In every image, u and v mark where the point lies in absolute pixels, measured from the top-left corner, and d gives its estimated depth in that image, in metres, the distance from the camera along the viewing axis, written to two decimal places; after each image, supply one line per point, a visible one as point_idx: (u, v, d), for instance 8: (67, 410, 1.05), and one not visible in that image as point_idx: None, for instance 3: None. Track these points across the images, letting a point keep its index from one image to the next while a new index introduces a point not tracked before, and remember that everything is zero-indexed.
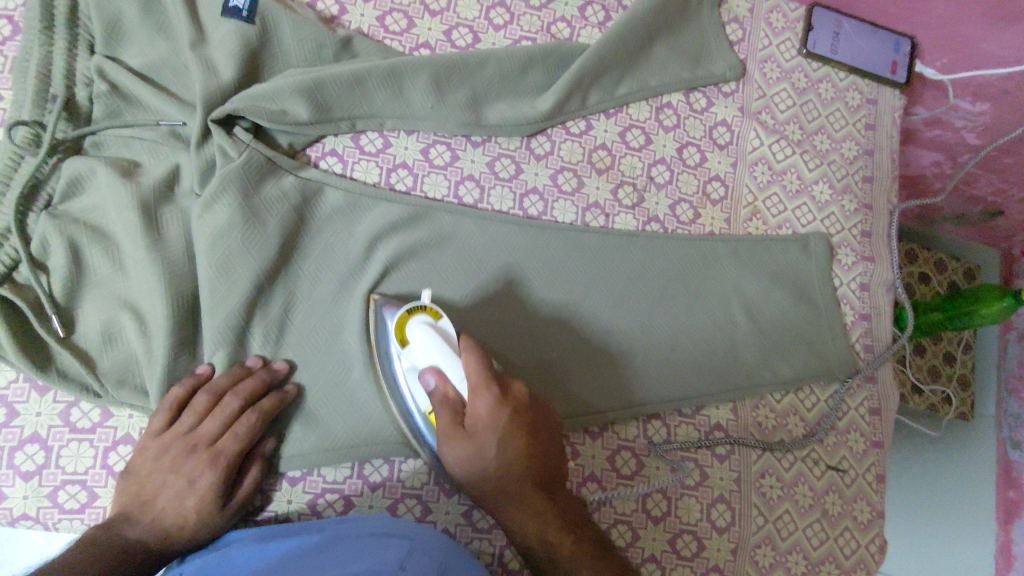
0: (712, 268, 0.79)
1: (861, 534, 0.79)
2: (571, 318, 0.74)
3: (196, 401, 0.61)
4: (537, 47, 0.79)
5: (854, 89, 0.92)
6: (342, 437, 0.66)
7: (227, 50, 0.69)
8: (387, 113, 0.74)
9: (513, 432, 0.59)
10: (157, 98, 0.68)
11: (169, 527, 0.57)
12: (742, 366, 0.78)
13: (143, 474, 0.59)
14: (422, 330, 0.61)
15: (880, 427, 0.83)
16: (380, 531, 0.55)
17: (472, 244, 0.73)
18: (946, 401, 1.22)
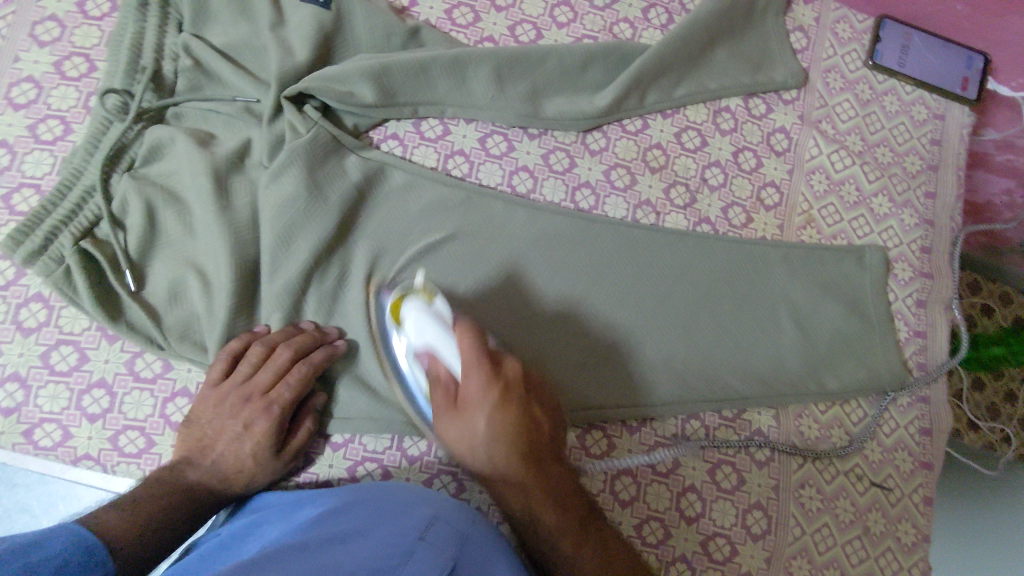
0: (760, 273, 0.79)
1: (906, 557, 0.76)
2: (609, 310, 0.74)
3: (250, 352, 0.65)
4: (598, 45, 0.80)
5: (920, 103, 0.90)
6: (382, 405, 0.68)
7: (303, 33, 0.73)
8: (448, 101, 0.76)
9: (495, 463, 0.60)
10: (235, 74, 0.72)
11: (227, 470, 0.62)
12: (786, 375, 0.76)
13: (203, 421, 0.63)
14: (415, 310, 0.63)
15: (932, 449, 0.80)
16: (398, 498, 0.56)
17: (520, 234, 0.75)
18: (1004, 440, 1.31)
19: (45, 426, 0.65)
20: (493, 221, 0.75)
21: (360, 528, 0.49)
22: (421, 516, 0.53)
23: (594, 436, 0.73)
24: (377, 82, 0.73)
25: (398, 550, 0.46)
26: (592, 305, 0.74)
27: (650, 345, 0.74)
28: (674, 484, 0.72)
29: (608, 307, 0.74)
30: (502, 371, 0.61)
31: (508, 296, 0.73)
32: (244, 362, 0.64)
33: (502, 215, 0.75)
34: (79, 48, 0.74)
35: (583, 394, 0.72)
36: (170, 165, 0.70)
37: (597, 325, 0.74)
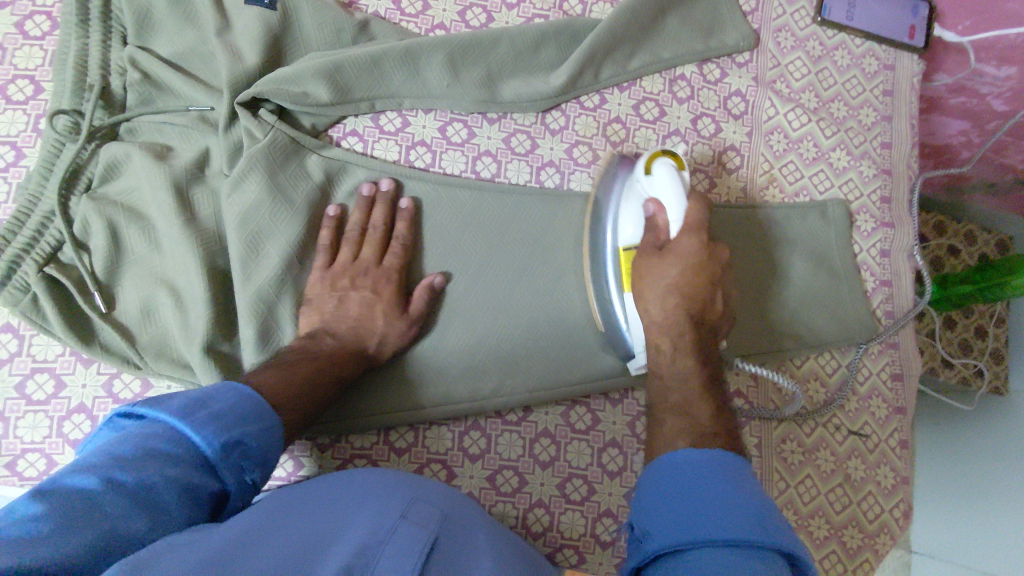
0: (729, 233, 0.80)
1: (884, 499, 0.79)
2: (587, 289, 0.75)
3: (365, 254, 0.69)
4: (550, 24, 0.80)
5: (871, 55, 0.92)
6: (367, 411, 0.69)
7: (251, 36, 0.72)
8: (404, 93, 0.76)
9: (677, 304, 0.63)
10: (184, 85, 0.71)
11: (359, 332, 0.66)
12: (768, 328, 0.79)
13: (321, 301, 0.67)
14: (663, 168, 0.65)
15: (904, 393, 0.83)
16: (392, 482, 0.56)
17: (491, 217, 0.75)
18: (978, 375, 1.35)
19: (29, 456, 0.64)
20: (463, 211, 0.75)
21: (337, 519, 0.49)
22: (401, 500, 0.52)
23: (577, 412, 0.74)
24: (332, 78, 0.73)
25: (377, 533, 0.46)
26: (570, 285, 0.75)
27: None
28: None
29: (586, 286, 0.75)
30: (711, 253, 0.65)
31: (477, 286, 0.73)
32: (346, 245, 0.70)
33: (472, 204, 0.75)
34: (23, 70, 0.73)
35: (566, 366, 0.73)
36: (130, 184, 0.70)
37: (576, 302, 0.74)
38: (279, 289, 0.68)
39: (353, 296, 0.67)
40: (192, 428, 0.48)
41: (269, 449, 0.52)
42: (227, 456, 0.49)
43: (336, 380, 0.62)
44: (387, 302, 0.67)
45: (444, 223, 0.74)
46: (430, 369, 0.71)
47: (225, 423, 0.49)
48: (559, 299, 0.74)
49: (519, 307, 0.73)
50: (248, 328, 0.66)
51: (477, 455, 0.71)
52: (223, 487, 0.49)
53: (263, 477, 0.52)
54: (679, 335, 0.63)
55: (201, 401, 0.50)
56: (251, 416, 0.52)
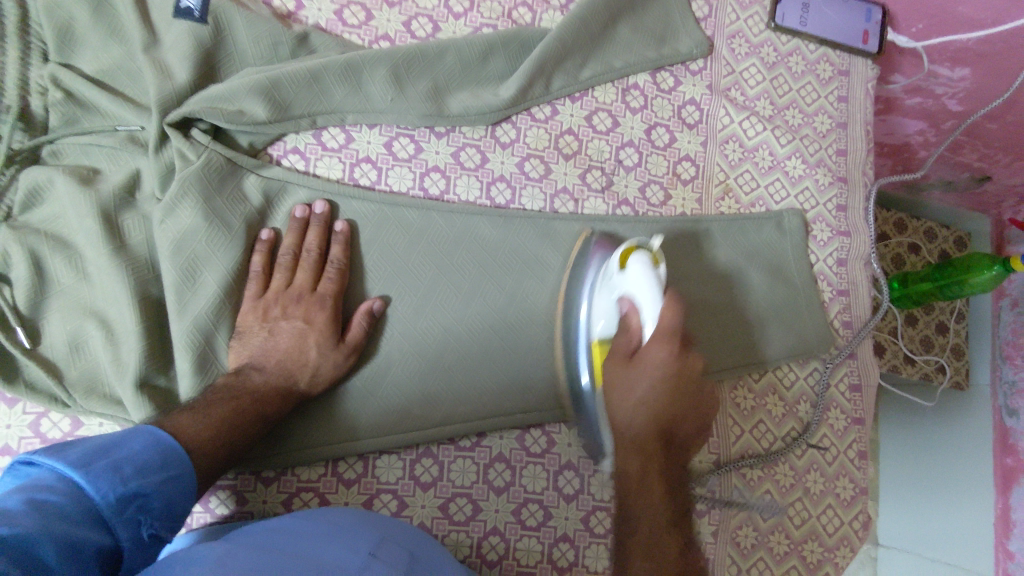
0: (684, 248, 0.79)
1: (844, 511, 0.79)
2: (539, 309, 0.73)
3: (298, 280, 0.67)
4: (497, 36, 0.78)
5: (825, 60, 0.91)
6: (307, 440, 0.67)
7: (181, 52, 0.69)
8: (346, 109, 0.73)
9: (633, 454, 0.58)
10: (111, 104, 0.68)
11: (290, 365, 0.64)
12: (724, 345, 0.77)
13: (252, 332, 0.65)
14: (639, 267, 0.63)
15: (862, 403, 0.83)
16: (354, 526, 0.55)
17: (439, 237, 0.73)
18: (940, 370, 1.34)
19: None
20: (411, 231, 0.72)
21: (307, 551, 0.50)
22: (370, 538, 0.53)
23: (532, 435, 0.73)
24: (269, 96, 0.70)
25: (350, 569, 0.48)
26: (522, 305, 0.73)
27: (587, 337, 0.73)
28: None
29: (537, 305, 0.73)
30: (689, 361, 0.60)
31: (424, 310, 0.71)
32: (278, 272, 0.67)
33: (421, 224, 0.73)
34: None
35: (520, 387, 0.72)
36: (55, 210, 0.66)
37: (529, 323, 0.73)
38: (216, 318, 0.65)
39: (282, 327, 0.65)
40: (87, 478, 0.47)
41: (176, 503, 0.52)
42: (125, 509, 0.48)
43: (258, 420, 0.61)
44: (319, 331, 0.65)
45: (391, 244, 0.72)
46: (375, 397, 0.69)
47: (125, 473, 0.49)
48: (512, 320, 0.73)
49: (469, 331, 0.71)
50: (185, 361, 0.63)
51: (429, 484, 0.69)
52: (117, 544, 0.47)
53: (166, 531, 0.51)
54: (648, 455, 0.58)
55: (102, 451, 0.50)
56: (159, 465, 0.52)
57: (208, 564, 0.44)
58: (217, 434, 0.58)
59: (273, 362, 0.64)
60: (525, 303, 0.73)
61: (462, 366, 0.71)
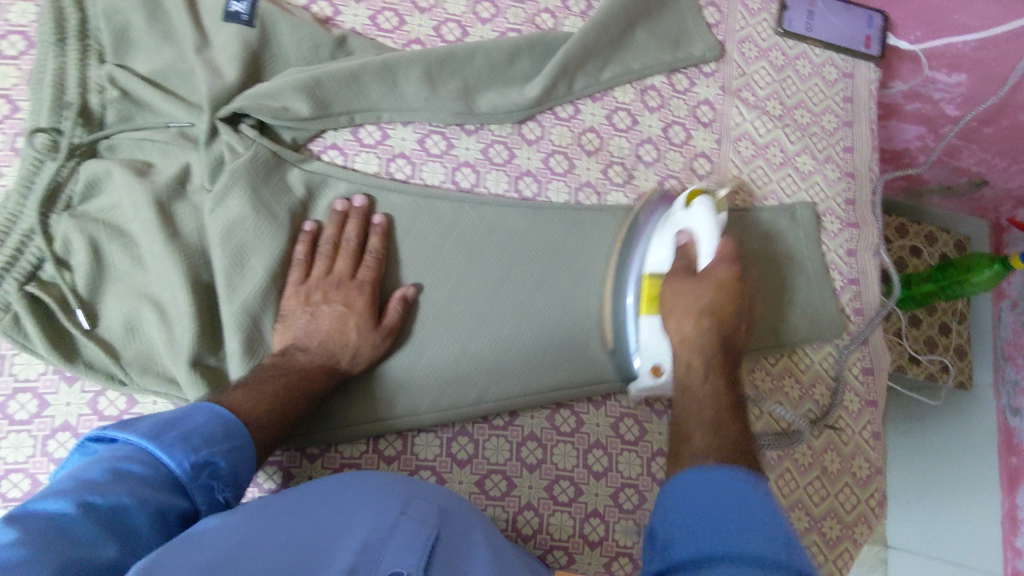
0: None
1: (860, 489, 0.82)
2: (567, 295, 0.77)
3: (338, 267, 0.70)
4: (523, 40, 0.83)
5: (830, 64, 0.96)
6: (346, 418, 0.70)
7: (231, 53, 0.73)
8: (383, 107, 0.78)
9: (688, 345, 0.68)
10: (163, 101, 0.72)
11: (331, 346, 0.66)
12: None
13: (295, 315, 0.67)
14: (702, 208, 0.73)
15: (874, 386, 0.86)
16: (385, 486, 0.56)
17: (471, 228, 0.77)
18: (944, 370, 1.37)
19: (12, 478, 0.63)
20: (444, 221, 0.76)
21: (336, 518, 0.51)
22: (398, 498, 0.55)
23: (562, 415, 0.76)
24: (313, 94, 0.74)
25: (380, 528, 0.50)
26: (551, 290, 0.77)
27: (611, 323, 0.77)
28: (643, 449, 0.77)
29: (565, 291, 0.77)
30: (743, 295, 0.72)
31: (458, 295, 0.74)
32: (319, 259, 0.70)
33: (453, 214, 0.77)
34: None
35: (550, 368, 0.75)
36: (112, 201, 0.70)
37: (558, 308, 0.76)
38: (263, 300, 0.68)
39: (325, 311, 0.67)
40: (162, 450, 0.50)
41: (243, 469, 0.54)
42: (198, 475, 0.51)
43: (305, 398, 0.63)
44: (359, 314, 0.68)
45: (426, 234, 0.76)
46: (411, 378, 0.72)
47: (193, 444, 0.51)
48: (541, 304, 0.76)
49: (500, 314, 0.75)
50: (235, 341, 0.66)
51: (466, 461, 0.72)
52: (195, 507, 0.50)
53: (235, 497, 0.54)
54: (703, 348, 0.68)
55: (172, 423, 0.52)
56: (223, 435, 0.54)
57: (244, 531, 0.46)
58: (270, 410, 0.60)
59: (318, 342, 0.66)
60: (553, 289, 0.77)
61: (495, 350, 0.74)
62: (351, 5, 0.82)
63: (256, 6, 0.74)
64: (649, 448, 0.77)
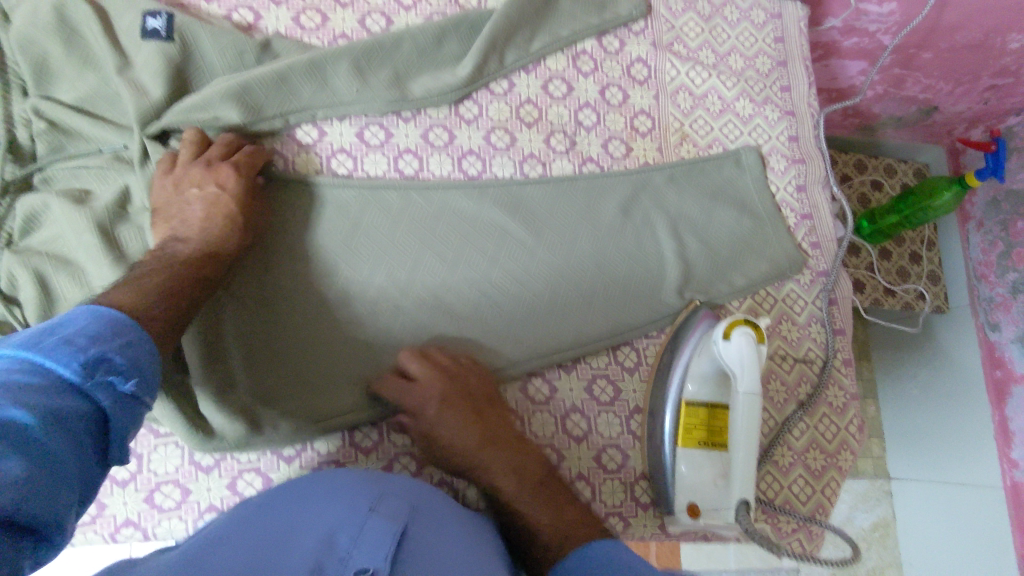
0: (651, 196, 0.83)
1: (839, 418, 0.83)
2: (525, 265, 0.76)
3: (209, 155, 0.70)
4: (449, 23, 0.83)
5: (758, 7, 0.96)
6: (310, 413, 0.69)
7: (153, 70, 0.72)
8: (318, 106, 0.77)
9: (514, 476, 0.68)
10: (94, 127, 0.72)
11: (211, 225, 0.66)
12: (699, 279, 0.81)
13: (170, 210, 0.67)
14: (749, 345, 0.70)
15: (840, 316, 0.87)
16: (349, 485, 0.56)
17: (418, 214, 0.77)
18: (918, 297, 1.37)
19: None
20: (391, 209, 0.76)
21: (304, 514, 0.52)
22: (368, 495, 0.54)
23: (535, 384, 0.76)
24: (244, 102, 0.74)
25: (345, 531, 0.49)
26: (507, 261, 0.76)
27: (570, 287, 0.77)
28: (620, 408, 0.77)
29: (523, 261, 0.77)
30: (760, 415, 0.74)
31: (412, 278, 0.74)
32: (188, 156, 0.70)
33: (400, 203, 0.77)
34: None
35: (518, 338, 0.75)
36: (52, 229, 0.69)
37: (517, 280, 0.76)
38: (216, 302, 0.69)
39: (196, 194, 0.67)
40: (43, 356, 0.42)
41: (144, 366, 0.48)
42: (94, 373, 0.44)
43: (197, 284, 0.62)
44: (232, 196, 0.68)
45: (375, 224, 0.75)
46: (375, 368, 0.72)
47: (79, 344, 0.44)
48: (500, 279, 0.76)
49: (458, 291, 0.75)
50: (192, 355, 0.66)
51: None
52: (98, 407, 0.44)
53: (144, 391, 0.48)
54: (520, 478, 0.68)
55: (48, 331, 0.44)
56: (112, 334, 0.47)
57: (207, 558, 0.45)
58: (162, 296, 0.57)
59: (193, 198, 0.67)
60: (510, 261, 0.76)
61: (455, 329, 0.74)
62: (272, 8, 0.82)
63: (173, 23, 0.74)
64: (626, 406, 0.78)
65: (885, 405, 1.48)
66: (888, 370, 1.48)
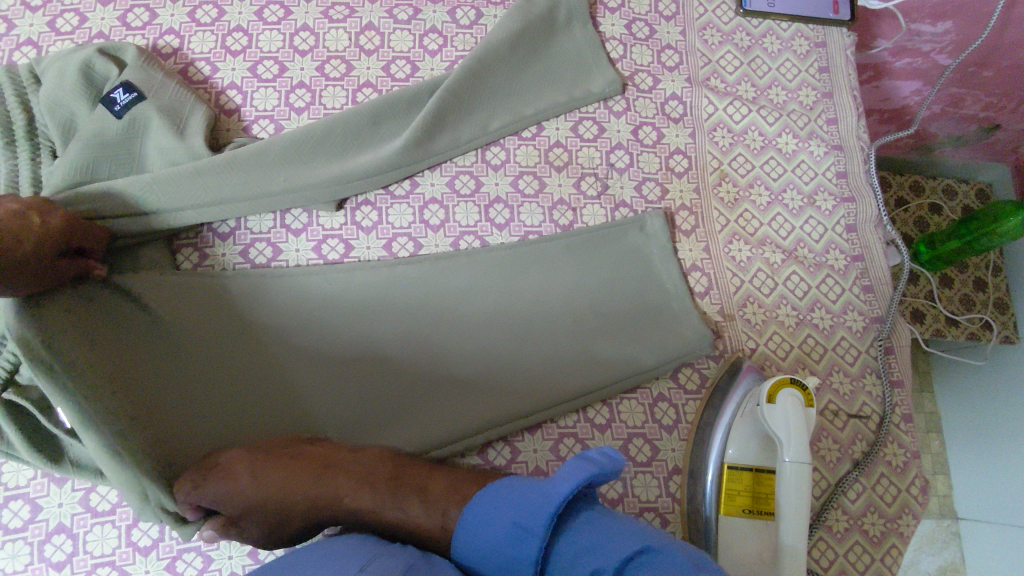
0: (546, 266, 0.75)
1: (899, 478, 0.76)
2: (404, 354, 0.71)
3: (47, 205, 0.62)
4: (378, 100, 0.77)
5: (800, 36, 0.92)
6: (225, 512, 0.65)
7: (155, 141, 0.73)
8: (206, 195, 0.70)
9: (367, 488, 0.60)
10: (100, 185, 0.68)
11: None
12: (635, 347, 0.73)
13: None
14: (795, 406, 0.65)
15: (899, 366, 0.80)
16: (347, 551, 0.52)
17: (280, 297, 0.72)
18: (986, 327, 1.28)
19: None
20: (252, 295, 0.71)
21: None
22: (363, 557, 0.51)
23: (567, 444, 0.72)
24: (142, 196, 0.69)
25: None
26: (379, 354, 0.71)
27: (469, 376, 0.71)
28: (657, 470, 0.72)
29: (381, 357, 0.71)
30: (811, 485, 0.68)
31: (290, 372, 0.70)
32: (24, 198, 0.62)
33: (252, 285, 0.72)
34: None
35: (410, 438, 0.69)
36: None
37: (406, 370, 0.71)
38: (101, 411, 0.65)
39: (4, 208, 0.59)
40: None
41: None
42: None
43: None
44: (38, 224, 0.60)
45: (242, 306, 0.71)
46: None
47: None
48: (368, 371, 0.71)
49: (348, 383, 0.70)
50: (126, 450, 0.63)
51: None
52: None
53: None
54: (372, 483, 0.60)
55: None
56: None
57: None
58: None
59: None
60: (368, 353, 0.71)
61: (360, 426, 0.69)
62: (297, 59, 0.81)
63: (134, 105, 0.73)
64: (664, 466, 0.73)
65: (948, 443, 1.36)
66: (949, 404, 1.37)
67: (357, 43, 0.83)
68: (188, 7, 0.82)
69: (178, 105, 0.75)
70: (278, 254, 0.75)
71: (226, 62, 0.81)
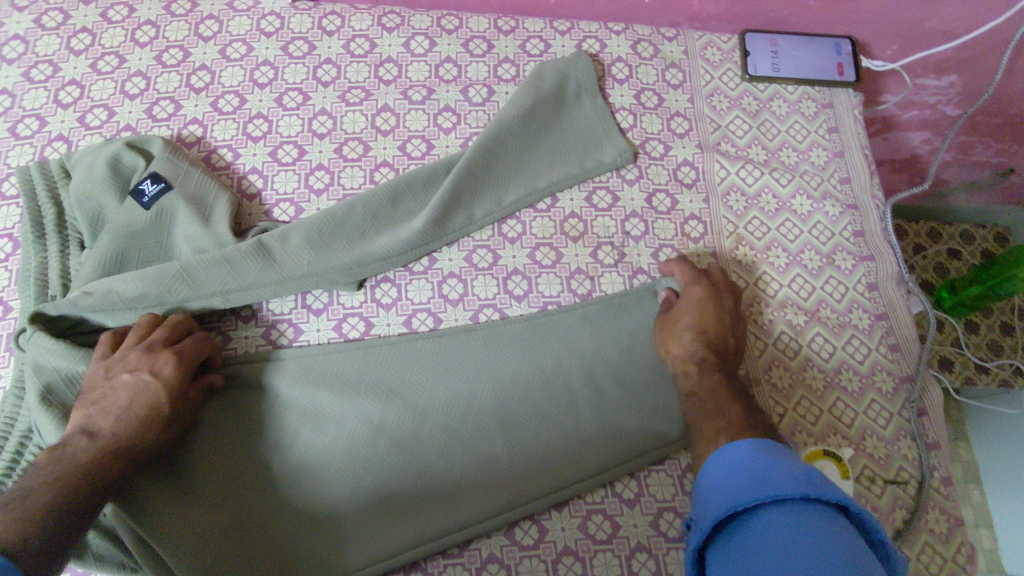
0: (565, 338, 0.75)
1: (945, 547, 0.73)
2: (424, 432, 0.70)
3: (153, 337, 0.67)
4: (397, 181, 0.79)
5: (807, 98, 0.93)
6: None
7: (183, 231, 0.75)
8: (229, 281, 0.72)
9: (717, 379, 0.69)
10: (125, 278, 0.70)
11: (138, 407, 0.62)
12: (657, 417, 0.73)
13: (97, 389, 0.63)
14: None
15: (933, 427, 0.78)
16: None
17: (298, 382, 0.72)
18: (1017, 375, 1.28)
19: None
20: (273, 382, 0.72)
21: None
22: None
23: (595, 521, 0.70)
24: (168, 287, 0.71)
25: None
26: (397, 434, 0.70)
27: (492, 453, 0.70)
28: None
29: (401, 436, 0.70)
30: None
31: (310, 456, 0.69)
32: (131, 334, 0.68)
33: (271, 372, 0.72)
34: None
35: (432, 521, 0.67)
36: (61, 358, 0.67)
37: (426, 449, 0.69)
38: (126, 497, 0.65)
39: (124, 380, 0.63)
40: None
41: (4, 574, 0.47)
42: None
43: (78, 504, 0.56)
44: (164, 384, 0.64)
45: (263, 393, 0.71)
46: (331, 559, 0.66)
47: None
48: (388, 452, 0.69)
49: (368, 464, 0.68)
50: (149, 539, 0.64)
51: None
52: None
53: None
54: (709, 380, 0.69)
55: None
56: None
57: None
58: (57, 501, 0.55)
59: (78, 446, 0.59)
60: (389, 432, 0.70)
61: (381, 508, 0.67)
62: (316, 142, 0.84)
63: (161, 195, 0.75)
64: None
65: (989, 494, 1.30)
66: (986, 454, 1.31)
67: (374, 124, 0.85)
68: (211, 97, 0.85)
69: (204, 193, 0.77)
70: (299, 334, 0.76)
71: (248, 147, 0.83)
